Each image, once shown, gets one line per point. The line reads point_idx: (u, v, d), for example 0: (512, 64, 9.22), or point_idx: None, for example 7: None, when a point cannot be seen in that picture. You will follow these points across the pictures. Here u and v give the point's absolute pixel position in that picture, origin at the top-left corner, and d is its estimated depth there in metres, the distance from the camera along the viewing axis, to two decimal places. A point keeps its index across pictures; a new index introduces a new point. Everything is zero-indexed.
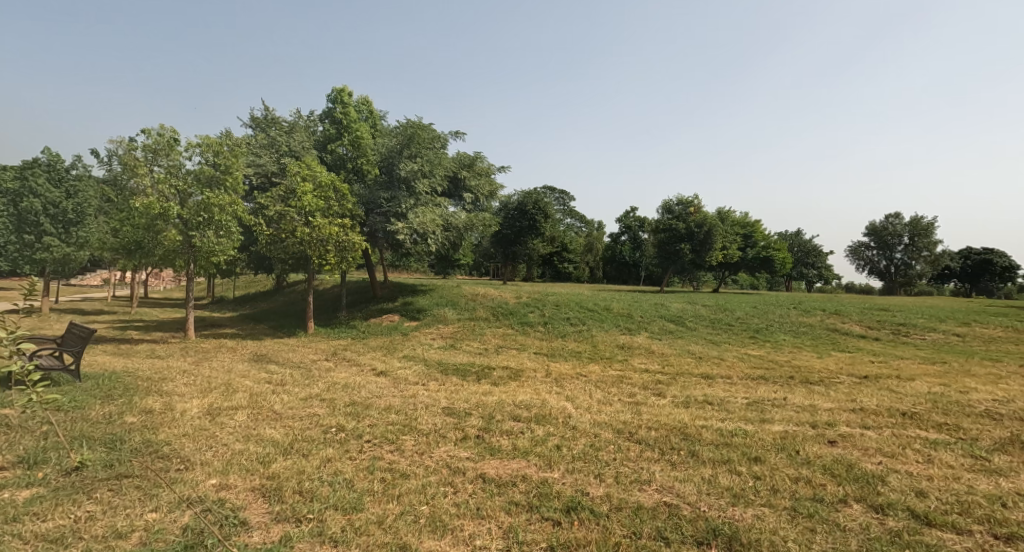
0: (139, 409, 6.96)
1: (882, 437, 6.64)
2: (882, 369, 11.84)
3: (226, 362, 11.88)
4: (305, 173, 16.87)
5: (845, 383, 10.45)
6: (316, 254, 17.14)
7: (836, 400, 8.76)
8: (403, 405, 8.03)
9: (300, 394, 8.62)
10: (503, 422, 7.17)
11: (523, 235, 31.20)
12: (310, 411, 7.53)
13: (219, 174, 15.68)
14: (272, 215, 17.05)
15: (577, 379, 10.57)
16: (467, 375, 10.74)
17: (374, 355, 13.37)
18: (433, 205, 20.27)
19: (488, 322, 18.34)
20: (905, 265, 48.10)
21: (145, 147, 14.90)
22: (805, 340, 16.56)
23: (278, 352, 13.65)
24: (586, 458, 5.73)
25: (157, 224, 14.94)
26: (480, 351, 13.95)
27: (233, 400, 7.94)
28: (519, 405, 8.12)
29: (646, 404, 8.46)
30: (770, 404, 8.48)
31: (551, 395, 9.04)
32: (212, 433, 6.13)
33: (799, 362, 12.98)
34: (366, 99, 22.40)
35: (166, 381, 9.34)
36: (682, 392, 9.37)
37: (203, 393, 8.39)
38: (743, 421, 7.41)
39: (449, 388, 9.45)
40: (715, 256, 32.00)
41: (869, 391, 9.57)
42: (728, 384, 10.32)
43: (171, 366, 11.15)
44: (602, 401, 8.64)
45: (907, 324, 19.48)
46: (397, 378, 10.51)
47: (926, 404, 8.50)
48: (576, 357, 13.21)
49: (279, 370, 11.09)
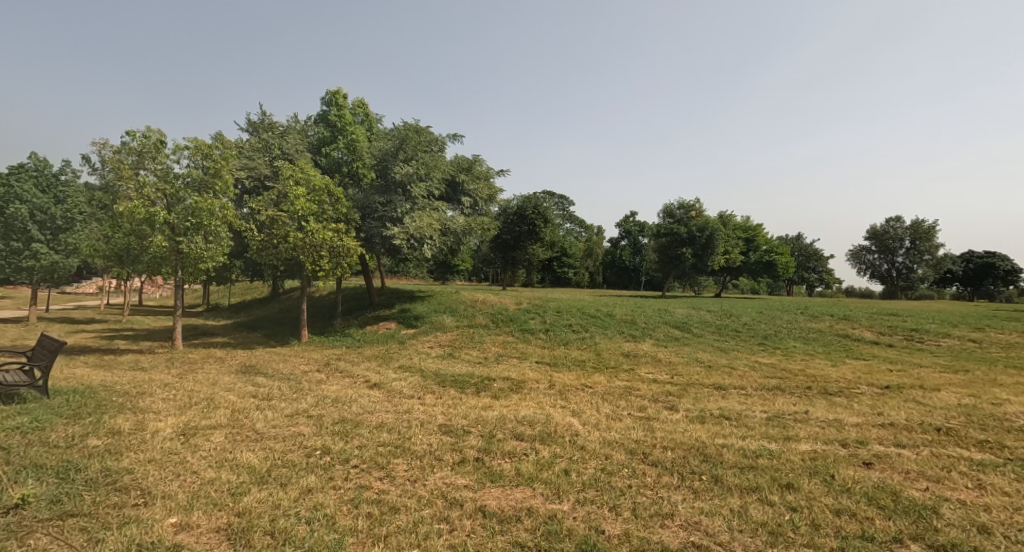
0: (106, 430, 6.36)
1: (922, 458, 6.05)
2: (903, 379, 11.25)
3: (212, 374, 11.25)
4: (298, 176, 16.33)
5: (867, 394, 9.83)
6: (309, 261, 16.57)
7: (862, 414, 8.15)
8: (396, 421, 7.43)
9: (286, 410, 8.01)
10: (505, 442, 6.58)
11: (522, 240, 30.71)
12: (294, 430, 6.91)
13: (209, 177, 15.16)
14: (263, 219, 16.50)
15: (582, 392, 9.95)
16: (466, 387, 10.14)
17: (368, 366, 12.73)
18: (430, 209, 19.76)
19: (488, 329, 17.73)
20: (907, 268, 47.64)
21: (130, 149, 14.28)
22: (816, 347, 15.98)
23: (268, 363, 13.03)
24: (600, 485, 5.15)
25: (143, 230, 14.33)
26: (479, 361, 13.31)
27: (213, 418, 7.33)
28: (522, 421, 7.52)
29: (658, 419, 7.86)
30: (793, 419, 7.88)
31: (555, 409, 8.43)
32: (184, 458, 5.54)
33: (814, 371, 12.40)
34: (361, 102, 21.93)
35: (144, 397, 8.73)
36: (696, 405, 8.78)
37: (181, 410, 7.78)
38: (766, 439, 6.81)
39: (447, 402, 8.85)
40: (718, 261, 31.44)
41: (895, 403, 8.98)
42: (743, 396, 9.71)
43: (153, 379, 10.51)
44: (611, 416, 8.04)
45: (919, 329, 18.91)
46: (392, 391, 9.88)
47: (960, 418, 7.91)
48: (581, 367, 12.59)
49: (266, 382, 10.45)
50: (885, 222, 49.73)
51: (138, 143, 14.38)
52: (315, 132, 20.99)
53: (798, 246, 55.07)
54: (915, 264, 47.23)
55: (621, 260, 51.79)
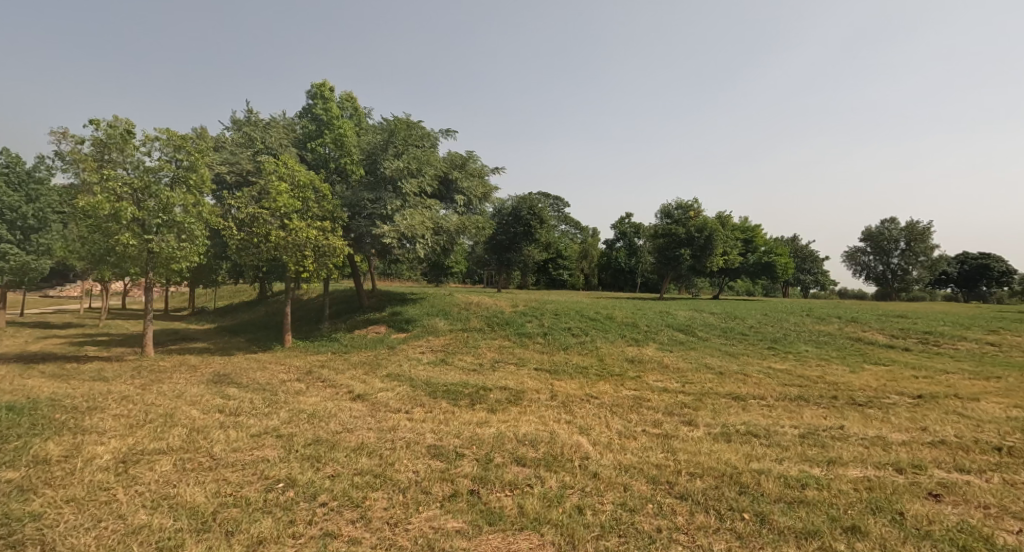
0: (28, 459, 5.37)
1: (997, 488, 5.14)
2: (935, 387, 10.35)
3: (180, 386, 10.19)
4: (281, 171, 15.39)
5: (901, 405, 8.90)
6: (293, 261, 15.54)
7: (905, 431, 7.25)
8: (378, 443, 6.43)
9: (252, 428, 6.99)
10: (505, 469, 5.63)
11: (517, 241, 29.79)
12: (258, 454, 5.93)
13: (184, 171, 14.22)
14: (243, 217, 15.48)
15: (588, 403, 9.01)
16: (459, 399, 9.17)
17: (353, 374, 11.67)
18: (422, 207, 18.79)
19: (482, 333, 16.75)
20: (902, 271, 46.85)
21: (94, 140, 13.18)
22: (830, 351, 15.11)
23: (244, 372, 11.95)
24: (623, 531, 4.36)
25: (108, 227, 13.22)
26: (474, 368, 12.30)
27: (165, 440, 6.33)
28: (524, 441, 6.58)
29: (678, 437, 6.91)
30: (829, 436, 6.94)
31: (560, 425, 7.44)
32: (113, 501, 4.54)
33: (833, 377, 11.51)
34: (349, 95, 20.94)
35: (95, 413, 7.73)
36: (717, 420, 7.83)
37: (130, 430, 6.76)
38: (806, 462, 5.90)
39: (438, 417, 7.84)
40: (716, 262, 30.62)
41: (937, 416, 8.04)
42: (766, 408, 8.77)
43: (112, 391, 9.45)
44: (623, 434, 7.08)
45: (933, 332, 18.03)
46: (377, 404, 8.85)
47: (1017, 434, 7.04)
48: (583, 374, 11.60)
49: (237, 394, 9.40)
50: (878, 224, 48.95)
51: (103, 134, 13.26)
52: (301, 126, 20.00)
53: (795, 247, 54.32)
54: (911, 266, 46.42)
55: (615, 261, 50.13)
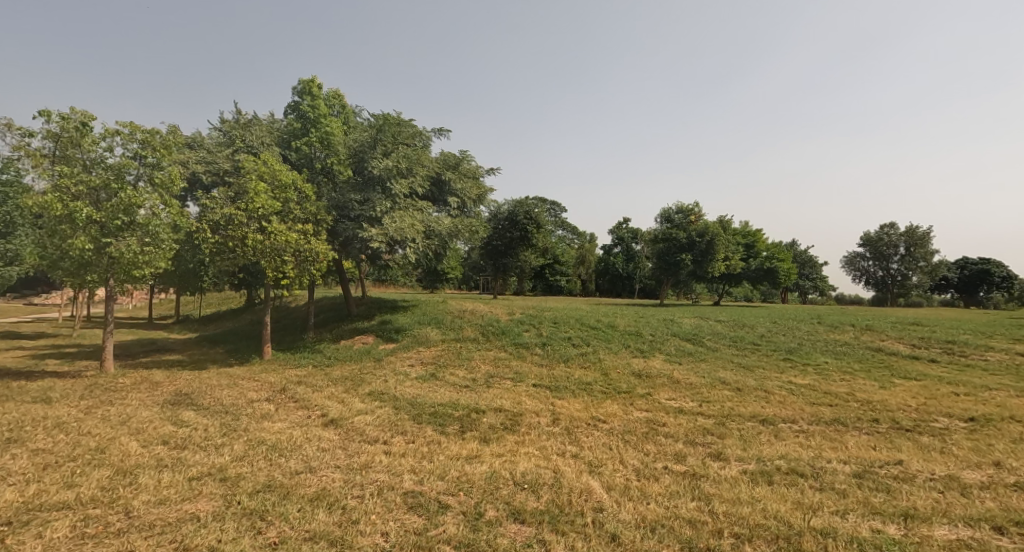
0: None
1: None
2: (983, 407, 9.18)
3: (129, 409, 8.91)
4: (260, 169, 14.25)
5: (957, 431, 7.71)
6: (271, 267, 14.28)
7: (977, 467, 6.09)
8: (342, 489, 5.19)
9: (192, 469, 5.74)
10: (501, 530, 4.47)
11: (513, 246, 28.60)
12: (190, 508, 4.73)
13: (148, 169, 13.01)
14: (217, 219, 14.24)
15: (595, 429, 7.82)
16: (448, 424, 7.99)
17: (332, 392, 10.45)
18: (413, 209, 17.60)
19: (476, 343, 15.52)
20: (902, 275, 45.53)
21: (47, 134, 11.98)
22: (851, 364, 13.96)
23: (210, 389, 10.71)
24: None
25: (63, 230, 12.02)
26: (465, 385, 11.07)
27: (78, 487, 5.12)
28: (523, 483, 5.40)
29: (709, 478, 5.73)
30: (893, 476, 5.76)
31: (566, 461, 6.23)
32: None
33: (865, 394, 10.36)
34: (336, 92, 19.81)
35: (12, 446, 6.53)
36: (750, 453, 6.61)
37: (43, 472, 5.56)
38: (876, 515, 4.74)
39: (420, 451, 6.60)
40: (718, 268, 29.40)
41: (1004, 447, 6.86)
42: (802, 435, 7.59)
43: (47, 417, 8.16)
44: (644, 473, 5.88)
45: (956, 341, 16.83)
46: (351, 432, 7.61)
47: None
48: (588, 393, 10.36)
49: (193, 420, 8.13)
50: (878, 229, 47.81)
51: (57, 127, 12.06)
52: (285, 124, 18.82)
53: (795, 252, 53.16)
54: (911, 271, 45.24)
55: (614, 267, 48.92)
